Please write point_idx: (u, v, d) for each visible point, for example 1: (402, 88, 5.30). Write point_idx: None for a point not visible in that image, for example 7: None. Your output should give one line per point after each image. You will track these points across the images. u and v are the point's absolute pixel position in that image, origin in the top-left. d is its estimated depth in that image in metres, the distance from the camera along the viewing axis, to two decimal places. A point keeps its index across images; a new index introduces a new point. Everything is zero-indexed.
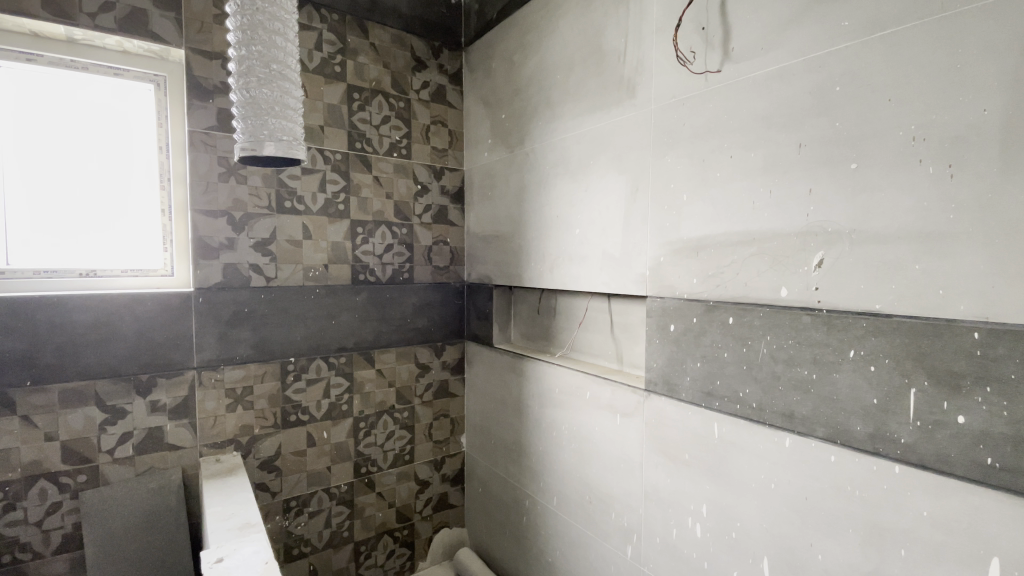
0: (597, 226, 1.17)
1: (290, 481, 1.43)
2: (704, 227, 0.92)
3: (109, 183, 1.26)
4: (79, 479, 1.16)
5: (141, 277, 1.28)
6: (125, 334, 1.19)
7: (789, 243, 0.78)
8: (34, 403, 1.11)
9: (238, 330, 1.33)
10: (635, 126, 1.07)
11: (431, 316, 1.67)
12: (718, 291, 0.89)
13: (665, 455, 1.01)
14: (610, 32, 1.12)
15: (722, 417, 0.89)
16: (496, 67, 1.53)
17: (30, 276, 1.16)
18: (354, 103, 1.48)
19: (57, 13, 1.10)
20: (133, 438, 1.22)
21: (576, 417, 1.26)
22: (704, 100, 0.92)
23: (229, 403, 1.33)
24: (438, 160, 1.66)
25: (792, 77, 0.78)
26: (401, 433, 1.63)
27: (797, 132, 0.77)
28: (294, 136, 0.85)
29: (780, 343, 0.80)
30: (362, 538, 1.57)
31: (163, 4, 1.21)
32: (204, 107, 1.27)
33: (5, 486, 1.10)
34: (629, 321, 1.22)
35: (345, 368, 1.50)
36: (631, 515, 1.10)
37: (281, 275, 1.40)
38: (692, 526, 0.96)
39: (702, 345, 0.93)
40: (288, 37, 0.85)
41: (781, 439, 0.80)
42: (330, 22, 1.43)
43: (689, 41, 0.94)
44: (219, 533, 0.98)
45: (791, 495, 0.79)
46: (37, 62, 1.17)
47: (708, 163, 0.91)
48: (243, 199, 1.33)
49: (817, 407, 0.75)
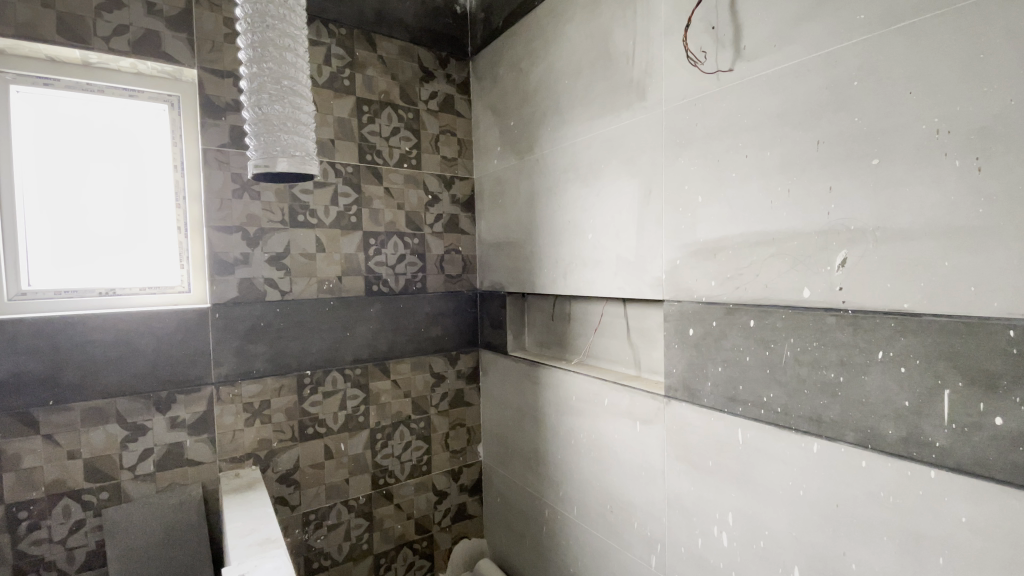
0: (611, 229, 1.16)
1: (309, 495, 1.43)
2: (720, 229, 0.90)
3: (126, 203, 1.28)
4: (101, 496, 1.17)
5: (159, 294, 1.30)
6: (143, 351, 1.20)
7: (810, 242, 0.76)
8: (57, 422, 1.12)
9: (255, 344, 1.34)
10: (645, 128, 1.06)
11: (445, 325, 1.66)
12: (738, 293, 0.88)
13: (687, 462, 0.99)
14: (617, 35, 1.11)
15: (746, 423, 0.87)
16: (503, 74, 1.53)
17: (51, 296, 1.18)
18: (363, 115, 1.49)
19: (72, 38, 1.12)
20: (154, 454, 1.22)
21: (594, 424, 1.24)
22: (716, 101, 0.90)
23: (247, 417, 1.34)
24: (448, 170, 1.67)
25: (806, 73, 0.76)
26: (418, 443, 1.62)
27: (814, 128, 0.76)
28: (306, 151, 0.85)
29: (804, 345, 0.78)
30: (382, 550, 1.56)
31: (175, 25, 1.23)
32: (216, 125, 1.29)
33: (29, 505, 1.11)
34: (646, 326, 1.20)
35: (360, 379, 1.50)
36: (654, 524, 1.08)
37: (296, 288, 1.40)
38: (718, 534, 0.93)
39: (723, 349, 0.91)
40: (299, 52, 0.85)
41: (808, 444, 0.78)
42: (338, 37, 1.45)
43: (699, 41, 0.93)
44: (240, 549, 0.97)
45: (821, 501, 0.77)
46: (54, 86, 1.19)
47: (723, 163, 0.89)
48: (257, 214, 1.34)
49: (845, 411, 0.73)
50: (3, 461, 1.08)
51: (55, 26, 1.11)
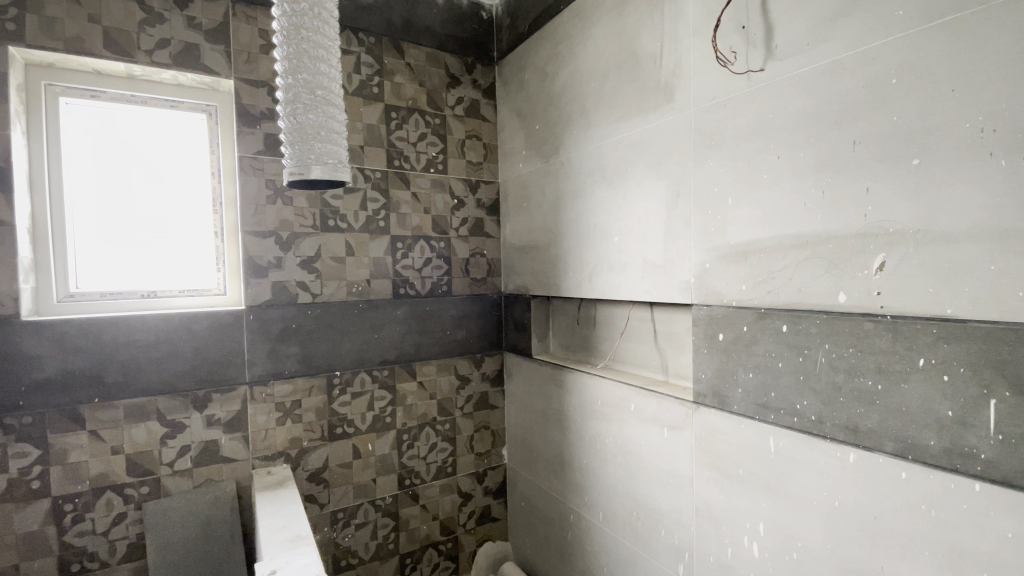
0: (637, 233, 1.15)
1: (337, 493, 1.46)
2: (752, 232, 0.88)
3: (166, 209, 1.33)
4: (142, 490, 1.22)
5: (197, 296, 1.35)
6: (182, 351, 1.25)
7: (846, 246, 0.74)
8: (101, 418, 1.17)
9: (287, 345, 1.38)
10: (673, 130, 1.04)
11: (470, 328, 1.68)
12: (770, 297, 0.86)
13: (716, 470, 0.97)
14: (644, 37, 1.11)
15: (778, 430, 0.85)
16: (529, 78, 1.53)
17: (97, 298, 1.25)
18: (391, 121, 1.52)
19: (117, 52, 1.18)
20: (191, 451, 1.27)
21: (620, 430, 1.23)
22: (746, 101, 0.89)
23: (279, 416, 1.37)
24: (474, 174, 1.68)
25: (842, 72, 0.74)
26: (443, 445, 1.64)
27: (851, 128, 0.73)
28: (338, 159, 0.87)
29: (840, 351, 0.75)
30: (407, 550, 1.58)
31: (213, 37, 1.28)
32: (251, 133, 1.33)
33: (75, 498, 1.16)
34: (673, 330, 1.18)
35: (388, 381, 1.53)
36: (681, 532, 1.06)
37: (326, 291, 1.44)
38: (748, 545, 0.91)
39: (754, 355, 0.89)
40: (332, 63, 0.87)
41: (844, 454, 0.75)
42: (368, 45, 1.48)
43: (729, 41, 0.91)
44: (272, 545, 1.00)
45: (858, 513, 0.74)
46: (101, 98, 1.25)
47: (754, 165, 0.88)
48: (289, 219, 1.38)
49: (884, 420, 0.70)
50: (51, 455, 1.13)
51: (102, 40, 1.17)
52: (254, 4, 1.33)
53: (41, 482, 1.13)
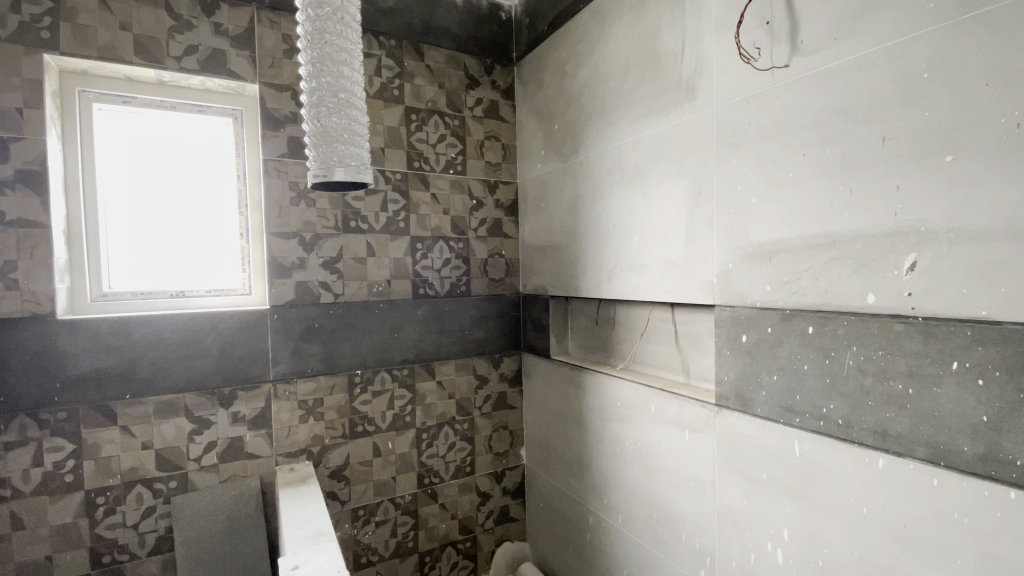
0: (658, 232, 1.14)
1: (358, 491, 1.48)
2: (776, 232, 0.87)
3: (194, 211, 1.37)
4: (170, 485, 1.25)
5: (224, 296, 1.39)
6: (209, 349, 1.28)
7: (875, 246, 0.72)
8: (133, 414, 1.21)
9: (310, 344, 1.40)
10: (695, 128, 1.03)
11: (488, 328, 1.68)
12: (796, 298, 0.84)
13: (739, 474, 0.96)
14: (666, 35, 1.09)
15: (804, 434, 0.83)
16: (548, 78, 1.53)
17: (128, 298, 1.29)
18: (412, 123, 1.54)
19: (148, 58, 1.22)
20: (217, 447, 1.30)
21: (640, 432, 1.22)
22: (770, 98, 0.87)
23: (302, 414, 1.40)
24: (493, 175, 1.69)
25: (871, 66, 0.72)
26: (462, 444, 1.65)
27: (880, 124, 0.72)
28: (361, 161, 0.88)
29: (869, 354, 0.74)
30: (426, 549, 1.59)
31: (239, 43, 1.31)
32: (276, 136, 1.36)
33: (107, 491, 1.20)
34: (695, 332, 1.17)
35: (407, 380, 1.54)
36: (702, 536, 1.05)
37: (348, 291, 1.46)
38: (772, 550, 0.89)
39: (779, 357, 0.87)
40: (355, 66, 0.88)
41: (873, 459, 0.73)
42: (388, 48, 1.50)
43: (753, 37, 0.90)
44: (295, 540, 1.02)
45: (887, 520, 0.72)
46: (132, 103, 1.29)
47: (778, 163, 0.86)
48: (312, 221, 1.40)
49: (915, 425, 0.68)
50: (84, 449, 1.17)
51: (133, 47, 1.21)
52: (278, 10, 1.35)
53: (74, 475, 1.17)
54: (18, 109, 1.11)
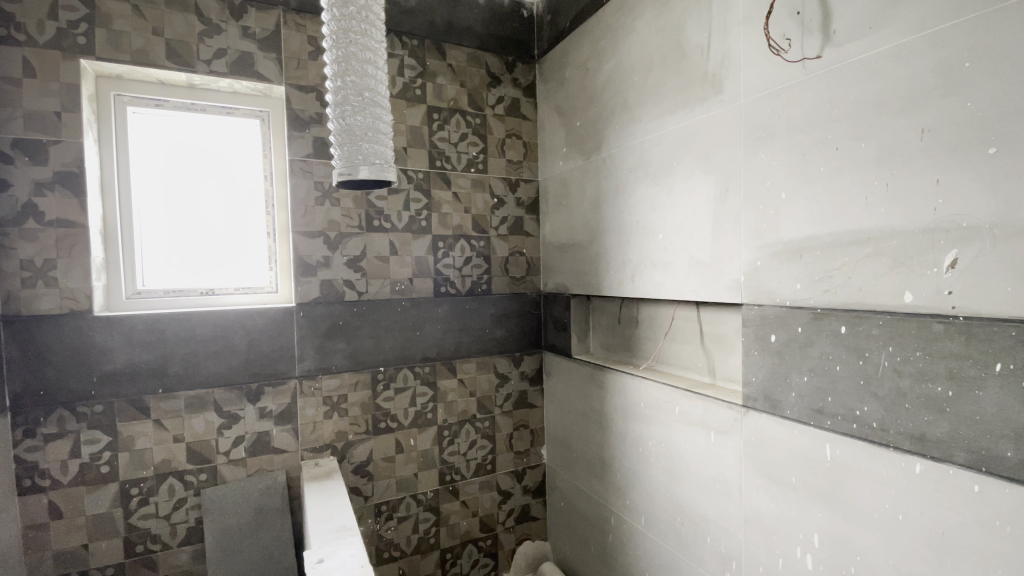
0: (683, 229, 1.12)
1: (381, 486, 1.49)
2: (806, 228, 0.84)
3: (223, 211, 1.40)
4: (200, 477, 1.29)
5: (252, 294, 1.42)
6: (237, 345, 1.31)
7: (912, 242, 0.69)
8: (165, 408, 1.25)
9: (334, 342, 1.42)
10: (721, 122, 1.01)
11: (509, 326, 1.68)
12: (828, 297, 0.81)
13: (767, 478, 0.93)
14: (691, 28, 1.07)
15: (835, 437, 0.81)
16: (570, 75, 1.52)
17: (160, 295, 1.32)
18: (434, 122, 1.54)
19: (179, 62, 1.25)
20: (245, 441, 1.33)
21: (664, 432, 1.20)
22: (801, 90, 0.85)
23: (326, 409, 1.42)
24: (514, 173, 1.68)
25: (908, 55, 0.70)
26: (483, 442, 1.65)
27: (918, 116, 0.69)
28: (384, 159, 0.89)
29: (906, 355, 0.71)
30: (448, 546, 1.60)
31: (266, 45, 1.34)
32: (301, 137, 1.38)
33: (140, 482, 1.24)
34: (721, 331, 1.14)
35: (429, 377, 1.56)
36: (728, 540, 1.03)
37: (371, 289, 1.47)
38: (802, 556, 0.87)
39: (809, 358, 0.85)
40: (379, 64, 0.89)
41: (909, 464, 0.71)
42: (411, 48, 1.51)
43: (782, 28, 0.87)
44: (320, 534, 1.04)
45: (925, 527, 0.69)
46: (165, 107, 1.33)
47: (810, 157, 0.84)
48: (337, 220, 1.42)
49: (954, 428, 0.66)
50: (119, 442, 1.21)
51: (165, 51, 1.24)
52: (303, 12, 1.38)
53: (110, 467, 1.21)
54: (56, 112, 1.15)
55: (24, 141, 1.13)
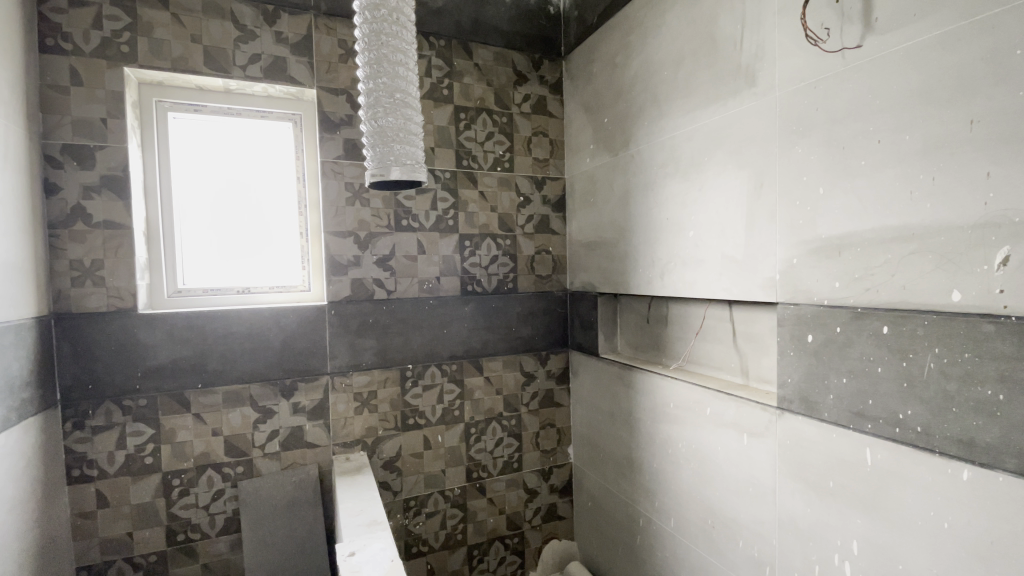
0: (714, 226, 1.10)
1: (409, 482, 1.52)
2: (846, 225, 0.82)
3: (258, 211, 1.44)
4: (237, 470, 1.33)
5: (286, 293, 1.46)
6: (272, 342, 1.35)
7: (961, 238, 0.66)
8: (204, 403, 1.30)
9: (364, 339, 1.45)
10: (755, 116, 0.98)
11: (536, 325, 1.68)
12: (868, 296, 0.78)
13: (802, 482, 0.91)
14: (723, 20, 1.05)
15: (877, 442, 0.78)
16: (598, 71, 1.51)
17: (199, 294, 1.37)
18: (460, 122, 1.55)
19: (216, 68, 1.30)
20: (280, 435, 1.37)
21: (695, 433, 1.18)
22: (840, 81, 0.82)
23: (357, 405, 1.45)
24: (540, 171, 1.68)
25: (956, 43, 0.66)
26: (510, 440, 1.66)
27: (967, 106, 0.66)
28: (415, 159, 0.90)
29: (953, 357, 0.68)
30: (475, 542, 1.61)
31: (298, 50, 1.37)
32: (332, 139, 1.41)
33: (182, 473, 1.29)
34: (754, 331, 1.12)
35: (456, 375, 1.57)
36: (762, 545, 1.00)
37: (400, 288, 1.50)
38: (840, 563, 0.84)
39: (849, 359, 0.82)
40: (409, 65, 0.90)
41: (956, 471, 0.68)
42: (438, 48, 1.52)
43: (820, 17, 0.84)
44: (352, 527, 1.06)
45: (971, 536, 0.66)
46: (203, 112, 1.38)
47: (849, 151, 0.81)
48: (367, 220, 1.45)
49: (1006, 434, 0.62)
50: (161, 434, 1.27)
51: (203, 58, 1.28)
52: (334, 15, 1.40)
53: (153, 458, 1.26)
54: (102, 119, 1.21)
55: (74, 147, 1.18)
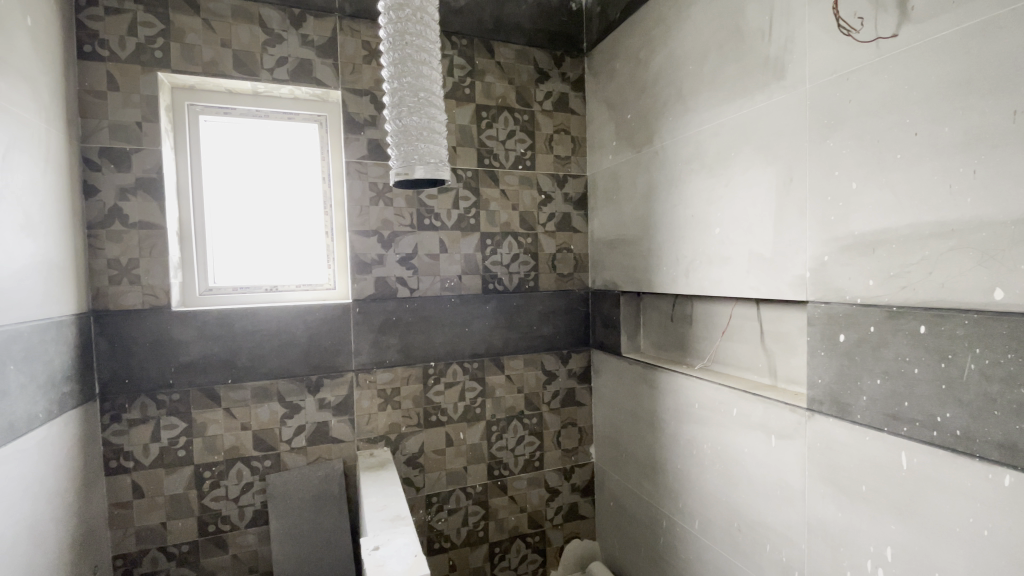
0: (741, 223, 1.08)
1: (432, 478, 1.53)
2: (880, 221, 0.79)
3: (285, 211, 1.47)
4: (266, 463, 1.37)
5: (312, 291, 1.49)
6: (299, 339, 1.38)
7: (1004, 234, 0.64)
8: (233, 398, 1.33)
9: (388, 337, 1.47)
10: (785, 110, 0.96)
11: (558, 323, 1.68)
12: (904, 294, 0.76)
13: (832, 486, 0.88)
14: (751, 12, 1.02)
15: (912, 445, 0.75)
16: (621, 67, 1.49)
17: (229, 292, 1.41)
18: (482, 121, 1.56)
19: (245, 72, 1.33)
20: (306, 431, 1.40)
21: (720, 434, 1.16)
22: (874, 72, 0.79)
23: (380, 402, 1.47)
24: (562, 168, 1.67)
25: (1000, 30, 0.64)
26: (531, 439, 1.66)
27: (1011, 96, 0.63)
28: (439, 158, 0.90)
29: (995, 358, 0.65)
30: (496, 539, 1.62)
31: (323, 52, 1.39)
32: (357, 139, 1.43)
33: (212, 466, 1.32)
34: (782, 330, 1.09)
35: (478, 373, 1.58)
36: (789, 549, 0.98)
37: (422, 286, 1.51)
38: (872, 570, 0.82)
39: (883, 360, 0.79)
40: (433, 65, 0.91)
41: (997, 477, 0.65)
42: (460, 48, 1.53)
43: (853, 6, 0.82)
44: (376, 522, 1.08)
45: (1014, 545, 0.64)
46: (232, 114, 1.41)
47: (884, 144, 0.78)
48: (390, 219, 1.47)
49: None
50: (193, 428, 1.31)
51: (232, 62, 1.32)
52: (358, 17, 1.42)
53: (185, 451, 1.30)
54: (137, 123, 1.25)
55: (111, 151, 1.23)
